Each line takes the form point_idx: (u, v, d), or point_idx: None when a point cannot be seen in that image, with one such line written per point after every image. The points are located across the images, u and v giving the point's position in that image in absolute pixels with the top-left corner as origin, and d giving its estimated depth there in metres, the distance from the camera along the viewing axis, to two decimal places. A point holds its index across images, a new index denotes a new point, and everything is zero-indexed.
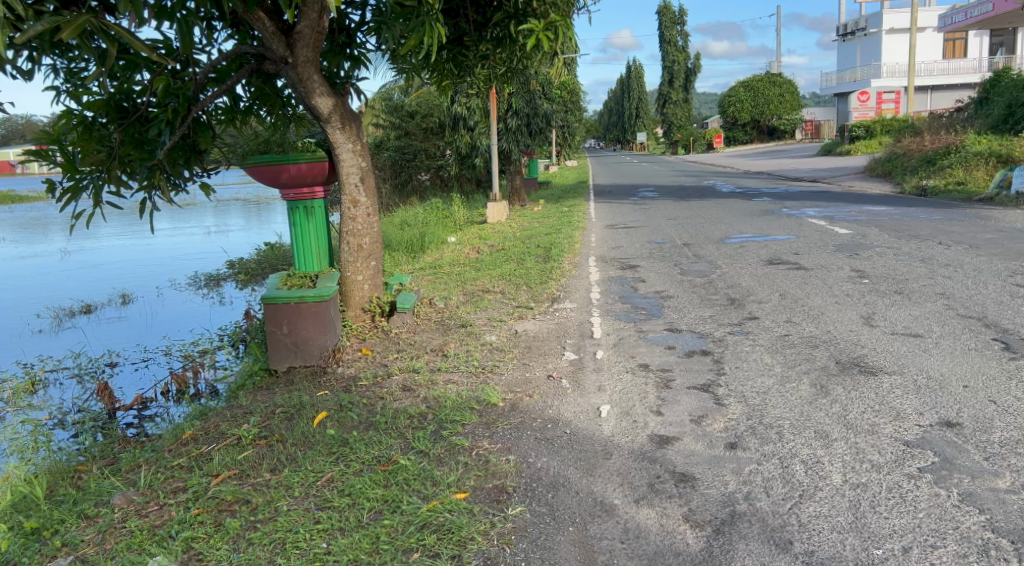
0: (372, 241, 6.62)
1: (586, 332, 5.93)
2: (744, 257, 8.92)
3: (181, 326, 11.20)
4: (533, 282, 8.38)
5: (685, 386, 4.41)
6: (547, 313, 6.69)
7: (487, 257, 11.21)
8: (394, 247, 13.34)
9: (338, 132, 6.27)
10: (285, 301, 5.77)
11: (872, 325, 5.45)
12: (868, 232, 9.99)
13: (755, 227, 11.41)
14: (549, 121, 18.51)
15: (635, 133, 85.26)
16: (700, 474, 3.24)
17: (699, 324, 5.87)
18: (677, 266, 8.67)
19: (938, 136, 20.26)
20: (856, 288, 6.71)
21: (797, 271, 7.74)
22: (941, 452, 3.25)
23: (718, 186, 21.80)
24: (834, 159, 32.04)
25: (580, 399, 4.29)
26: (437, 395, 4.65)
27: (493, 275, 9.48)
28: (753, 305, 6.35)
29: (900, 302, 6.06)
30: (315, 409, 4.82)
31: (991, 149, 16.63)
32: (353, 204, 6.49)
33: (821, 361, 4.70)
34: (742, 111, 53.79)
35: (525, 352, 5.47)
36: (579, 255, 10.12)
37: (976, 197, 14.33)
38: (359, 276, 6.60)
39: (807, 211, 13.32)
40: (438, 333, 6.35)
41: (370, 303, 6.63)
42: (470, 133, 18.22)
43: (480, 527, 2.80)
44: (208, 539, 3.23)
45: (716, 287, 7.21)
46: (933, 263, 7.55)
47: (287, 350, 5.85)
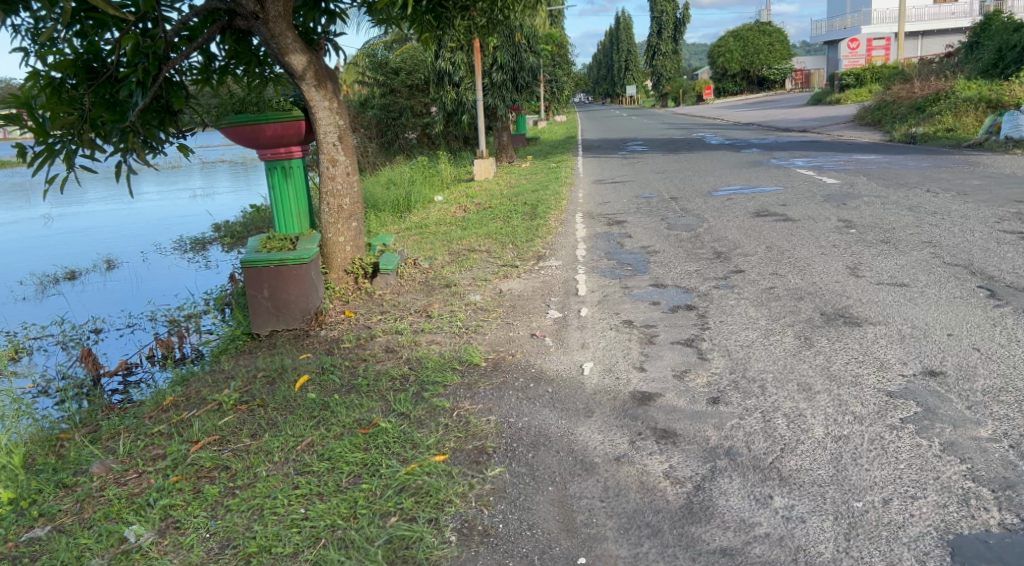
0: (353, 202, 6.48)
1: (570, 289, 5.88)
2: (732, 209, 8.85)
3: (166, 291, 11.10)
4: (520, 239, 8.29)
5: (669, 341, 4.37)
6: (532, 271, 6.61)
7: (474, 215, 11.09)
8: (380, 207, 13.19)
9: (314, 89, 6.09)
10: (265, 264, 5.69)
11: (858, 275, 5.41)
12: (856, 182, 9.91)
13: (743, 179, 11.31)
14: (535, 75, 18.19)
15: (624, 86, 84.34)
16: (682, 430, 3.22)
17: (685, 279, 5.82)
18: (664, 220, 8.59)
19: (928, 82, 20.06)
20: (842, 238, 6.66)
21: (784, 222, 7.69)
22: (924, 402, 3.23)
23: (707, 139, 21.58)
24: (824, 109, 31.72)
25: (562, 357, 4.26)
26: (421, 356, 4.61)
27: (479, 233, 9.38)
28: (740, 258, 6.28)
29: (887, 251, 6.02)
30: (297, 373, 4.78)
31: (980, 94, 16.47)
32: (331, 163, 6.35)
33: (806, 313, 4.67)
34: (731, 62, 53.16)
35: (509, 311, 5.43)
36: (566, 211, 10.02)
37: (966, 143, 14.23)
38: (341, 237, 6.46)
39: (796, 162, 13.22)
40: (422, 294, 6.26)
41: (353, 265, 6.47)
42: (455, 89, 17.90)
43: (458, 489, 2.77)
44: (187, 507, 3.20)
45: (702, 241, 7.15)
46: (920, 211, 7.50)
47: (269, 313, 5.77)
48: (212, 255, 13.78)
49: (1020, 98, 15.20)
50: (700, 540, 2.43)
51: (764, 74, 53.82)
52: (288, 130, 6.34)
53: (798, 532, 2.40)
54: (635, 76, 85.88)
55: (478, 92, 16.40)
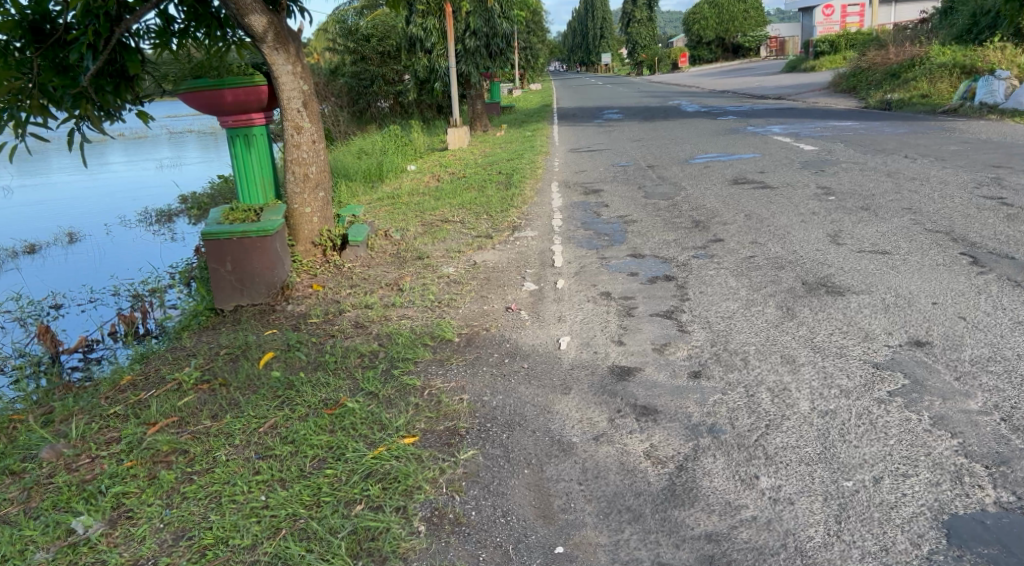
0: (319, 171, 6.24)
1: (546, 260, 5.71)
2: (709, 177, 8.71)
3: (131, 265, 10.78)
4: (494, 210, 8.08)
5: (648, 313, 4.23)
6: (507, 242, 6.43)
7: (448, 185, 10.85)
8: (350, 177, 12.89)
9: (276, 52, 5.81)
10: (227, 236, 5.45)
11: (839, 243, 5.30)
12: (833, 148, 9.80)
13: (720, 146, 11.16)
14: (509, 41, 17.81)
15: (599, 54, 83.64)
16: (663, 407, 3.08)
17: (663, 249, 5.68)
18: (641, 188, 8.43)
19: (903, 48, 19.98)
20: (822, 205, 6.55)
21: (762, 190, 7.56)
22: (911, 373, 3.12)
23: (683, 107, 21.38)
24: (799, 76, 31.62)
25: (538, 331, 4.10)
26: (391, 331, 4.42)
27: (453, 203, 9.17)
28: (718, 227, 6.15)
29: (867, 218, 5.91)
30: (261, 350, 4.58)
31: (955, 60, 16.42)
32: (296, 131, 6.09)
33: (787, 283, 4.54)
34: (706, 29, 52.78)
35: (483, 284, 5.25)
36: (541, 180, 9.82)
37: (941, 108, 14.17)
38: (307, 208, 6.21)
39: (772, 129, 13.10)
40: (393, 268, 6.05)
41: (320, 237, 6.25)
42: (427, 56, 17.49)
43: (429, 474, 2.62)
44: (141, 495, 3.02)
45: (680, 210, 7.01)
46: (899, 177, 7.41)
47: (232, 288, 5.54)
48: (178, 227, 13.41)
49: (995, 63, 15.16)
50: (684, 525, 2.30)
51: (739, 41, 53.55)
52: (251, 96, 6.06)
53: (786, 515, 2.28)
54: (610, 43, 85.11)
55: (451, 59, 16.04)
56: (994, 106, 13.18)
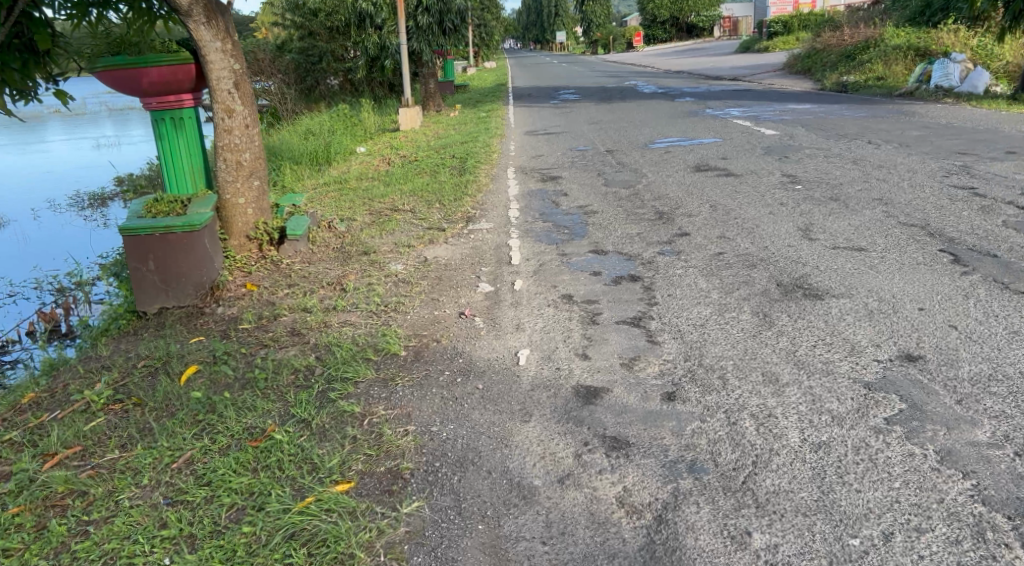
0: (253, 158, 5.70)
1: (503, 257, 5.31)
2: (670, 163, 8.41)
3: (57, 254, 10.05)
4: (447, 199, 7.63)
5: (614, 321, 3.87)
6: (460, 235, 6.00)
7: (399, 169, 10.34)
8: (296, 160, 12.27)
9: (202, 27, 5.22)
10: (149, 231, 4.89)
11: (811, 237, 5.01)
12: (795, 133, 9.58)
13: (680, 130, 10.86)
14: (463, 18, 17.20)
15: (554, 32, 82.97)
16: (635, 438, 2.71)
17: (627, 244, 5.32)
18: (601, 175, 8.08)
19: (857, 29, 19.96)
20: (789, 195, 6.27)
21: (726, 178, 7.26)
22: (908, 396, 2.82)
23: (639, 87, 21.08)
24: (753, 56, 31.59)
25: (494, 342, 3.70)
26: (331, 342, 3.97)
27: (403, 190, 8.69)
28: (683, 219, 5.82)
29: (838, 210, 5.64)
30: (185, 362, 4.07)
31: (909, 42, 16.38)
32: (227, 115, 5.54)
33: (761, 285, 4.22)
34: (661, 8, 52.06)
35: (434, 285, 4.82)
36: (496, 165, 9.40)
37: (897, 91, 14.10)
38: (241, 199, 5.66)
39: (731, 112, 12.85)
40: (336, 264, 5.56)
41: (256, 230, 5.72)
42: (377, 32, 16.81)
43: (364, 537, 2.22)
44: (25, 553, 2.54)
45: (642, 199, 6.67)
46: (865, 165, 7.17)
47: (156, 288, 4.99)
48: (111, 212, 12.62)
49: (949, 46, 15.15)
50: None
51: (693, 21, 53.50)
52: (176, 75, 5.48)
53: None
54: (564, 21, 84.43)
55: (402, 36, 15.42)
56: (950, 89, 13.13)
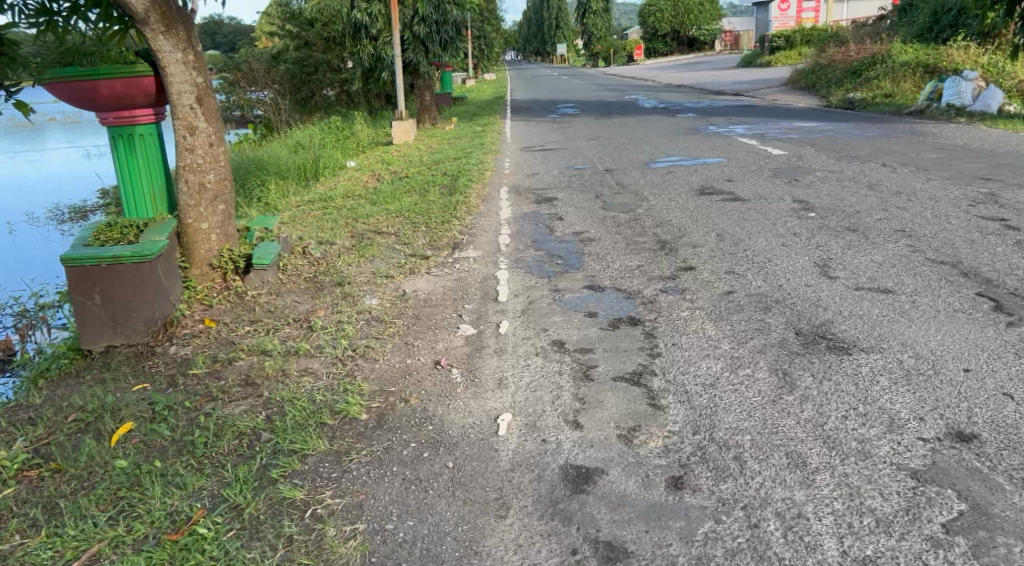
0: (217, 180, 5.22)
1: (489, 293, 4.79)
2: (673, 184, 7.93)
3: (26, 271, 9.52)
4: (434, 221, 7.15)
5: (611, 377, 3.36)
6: (444, 265, 5.50)
7: (388, 186, 9.86)
8: (283, 176, 11.79)
9: (161, 36, 4.75)
10: (95, 261, 4.38)
11: (831, 275, 4.52)
12: (804, 153, 9.12)
13: (682, 148, 10.40)
14: (460, 29, 16.77)
15: (555, 45, 82.81)
16: (634, 546, 2.23)
17: (625, 278, 4.83)
18: (599, 197, 7.60)
19: (863, 45, 19.56)
20: (802, 224, 5.79)
21: (732, 203, 6.78)
22: (968, 492, 2.35)
23: (638, 102, 20.66)
24: (755, 71, 31.23)
25: (471, 403, 3.19)
26: (285, 397, 3.46)
27: (389, 211, 8.20)
28: (688, 250, 5.33)
29: (857, 243, 5.16)
30: (118, 417, 3.53)
31: (918, 59, 15.97)
32: (189, 133, 5.06)
33: (777, 334, 3.73)
34: (662, 22, 52.19)
35: (411, 325, 4.32)
36: (489, 184, 8.91)
37: (907, 109, 13.67)
38: (204, 223, 5.17)
39: (736, 129, 12.40)
40: (305, 296, 5.07)
41: (220, 258, 5.24)
42: (372, 43, 16.35)
43: None
44: None
45: (643, 226, 6.19)
46: (882, 190, 6.71)
47: (103, 324, 4.47)
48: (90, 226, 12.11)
49: (959, 64, 14.72)
50: None
51: (694, 35, 53.25)
52: (135, 88, 5.00)
53: None
54: (565, 34, 84.32)
55: (397, 48, 14.97)
56: (962, 108, 12.69)
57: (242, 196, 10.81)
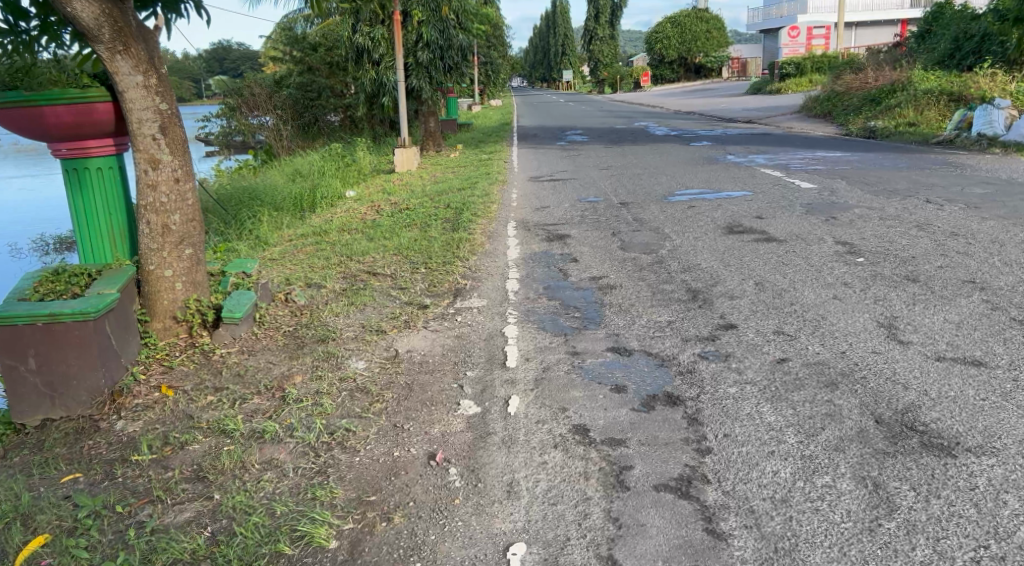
0: (184, 220, 4.55)
1: (496, 356, 4.07)
2: (697, 221, 7.26)
3: None
4: (434, 262, 6.46)
5: (651, 485, 2.64)
6: (444, 318, 4.80)
7: (387, 219, 9.21)
8: (278, 208, 11.17)
9: (119, 56, 4.15)
10: (29, 321, 3.70)
11: (902, 339, 3.80)
12: (835, 186, 8.45)
13: (702, 179, 9.74)
14: (465, 54, 16.24)
15: (561, 71, 82.82)
16: None
17: (655, 338, 4.13)
18: (616, 235, 6.93)
19: (881, 72, 19.01)
20: (853, 271, 5.10)
21: (766, 243, 6.10)
22: None
23: (649, 129, 20.06)
24: (765, 98, 30.72)
25: (474, 526, 2.49)
26: (241, 506, 2.76)
27: (386, 248, 7.53)
28: (724, 303, 4.65)
29: (923, 296, 4.45)
30: (30, 526, 2.82)
31: (942, 87, 15.37)
32: (152, 168, 4.41)
33: (853, 422, 3.00)
34: (669, 49, 52.01)
35: (402, 398, 3.60)
36: (496, 218, 8.25)
37: (934, 139, 13.06)
38: (168, 271, 4.49)
39: (756, 158, 11.76)
40: (282, 357, 4.37)
41: (186, 310, 4.56)
42: (375, 68, 15.74)
43: None
44: None
45: (669, 271, 5.50)
46: (934, 231, 6.02)
47: (38, 394, 3.78)
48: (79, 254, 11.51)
49: (987, 91, 14.08)
50: None
51: (701, 62, 52.88)
52: (89, 116, 4.37)
53: None
54: (571, 60, 84.44)
55: (399, 72, 14.42)
56: (994, 137, 12.04)
57: (234, 229, 10.18)
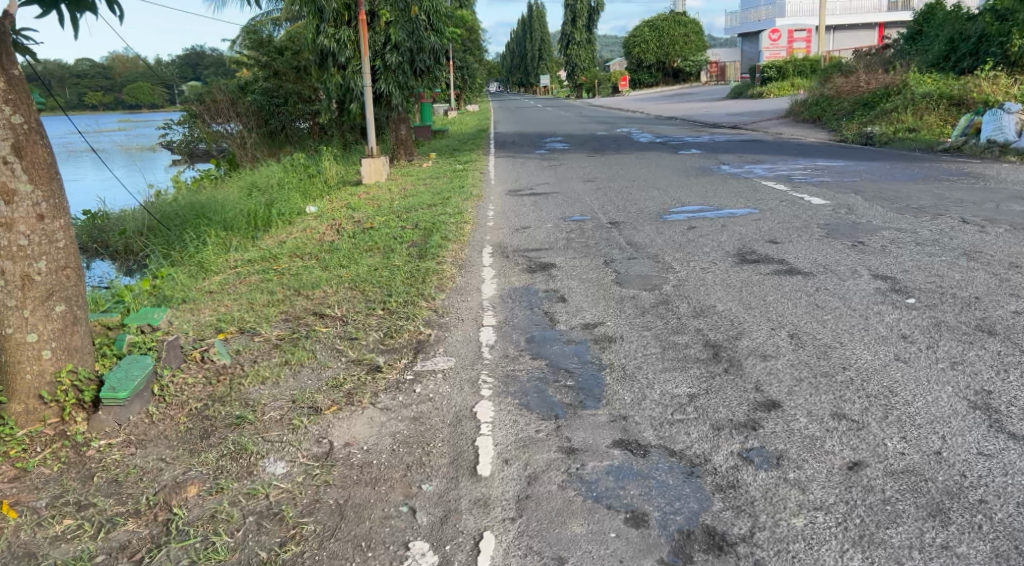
0: (52, 268, 3.46)
1: (463, 454, 3.02)
2: (701, 246, 6.30)
3: None
4: (392, 300, 5.38)
5: None
6: (398, 388, 3.74)
7: (346, 242, 8.13)
8: (228, 226, 10.06)
9: None
10: None
11: (1013, 431, 2.82)
12: (851, 202, 7.54)
13: (698, 194, 8.77)
14: (438, 57, 15.14)
15: (538, 76, 81.93)
16: None
17: (674, 426, 3.10)
18: (609, 264, 5.95)
19: (872, 75, 18.26)
20: (907, 318, 4.15)
21: (790, 278, 5.13)
22: None
23: (632, 135, 19.16)
24: (747, 102, 30.09)
25: None
26: None
27: (341, 279, 6.48)
28: (758, 367, 3.65)
29: (1012, 358, 3.49)
30: None
31: (940, 90, 14.63)
32: (3, 202, 3.32)
33: None
34: (647, 53, 51.28)
35: (330, 534, 2.56)
36: (469, 241, 7.22)
37: (939, 145, 12.30)
38: (31, 335, 3.40)
39: (753, 168, 10.85)
40: (179, 453, 3.29)
41: (56, 388, 3.46)
42: (341, 72, 14.61)
43: None
44: None
45: (680, 317, 4.51)
46: (987, 260, 5.09)
47: None
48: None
49: (991, 95, 13.33)
50: None
51: (679, 66, 52.18)
52: None
53: None
54: (547, 65, 83.63)
55: (367, 77, 13.33)
56: (1005, 144, 11.11)
57: (176, 255, 9.09)
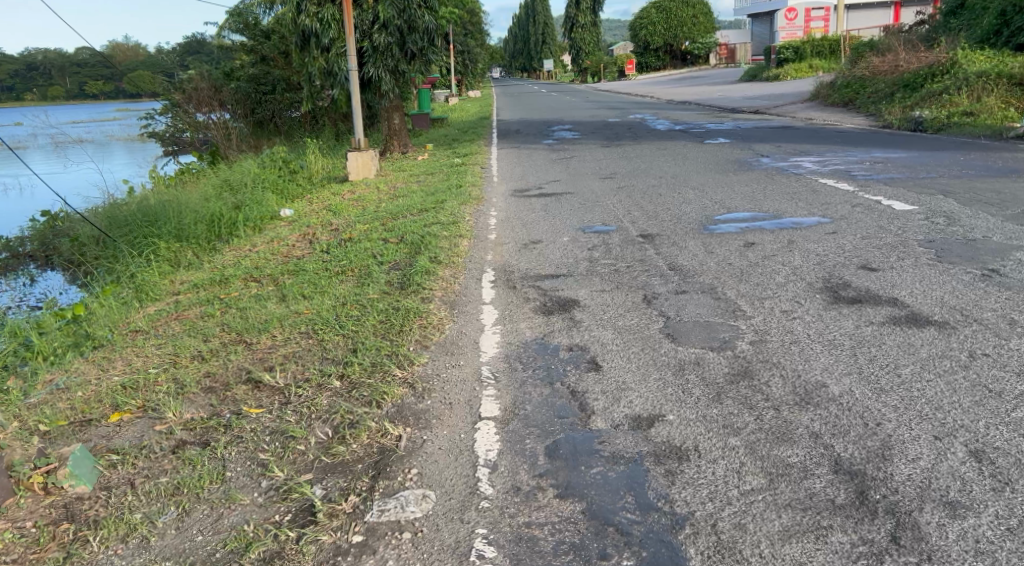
0: None
1: None
2: (769, 273, 4.76)
3: None
4: (355, 362, 3.82)
5: None
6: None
7: (316, 260, 6.57)
8: (186, 238, 8.48)
9: None
10: None
11: None
12: (946, 208, 5.99)
13: (744, 196, 7.20)
14: (433, 37, 13.45)
15: (541, 61, 79.73)
16: None
17: None
18: (651, 302, 4.41)
19: (912, 52, 16.59)
20: None
21: (918, 331, 3.60)
22: None
23: (648, 122, 17.52)
24: (764, 86, 28.29)
25: None
26: None
27: (299, 317, 4.91)
28: (952, 536, 2.16)
29: None
30: None
31: (998, 69, 13.03)
32: None
33: None
34: (653, 35, 49.24)
35: None
36: (466, 264, 5.68)
37: (1009, 131, 10.71)
38: None
39: (800, 161, 9.26)
40: None
41: None
42: (324, 55, 12.95)
43: None
44: None
45: (778, 405, 2.99)
46: None
47: None
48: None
49: None
50: None
51: (688, 48, 50.28)
52: None
53: None
54: (550, 49, 81.37)
55: (352, 59, 11.71)
56: None
57: (116, 274, 7.52)
